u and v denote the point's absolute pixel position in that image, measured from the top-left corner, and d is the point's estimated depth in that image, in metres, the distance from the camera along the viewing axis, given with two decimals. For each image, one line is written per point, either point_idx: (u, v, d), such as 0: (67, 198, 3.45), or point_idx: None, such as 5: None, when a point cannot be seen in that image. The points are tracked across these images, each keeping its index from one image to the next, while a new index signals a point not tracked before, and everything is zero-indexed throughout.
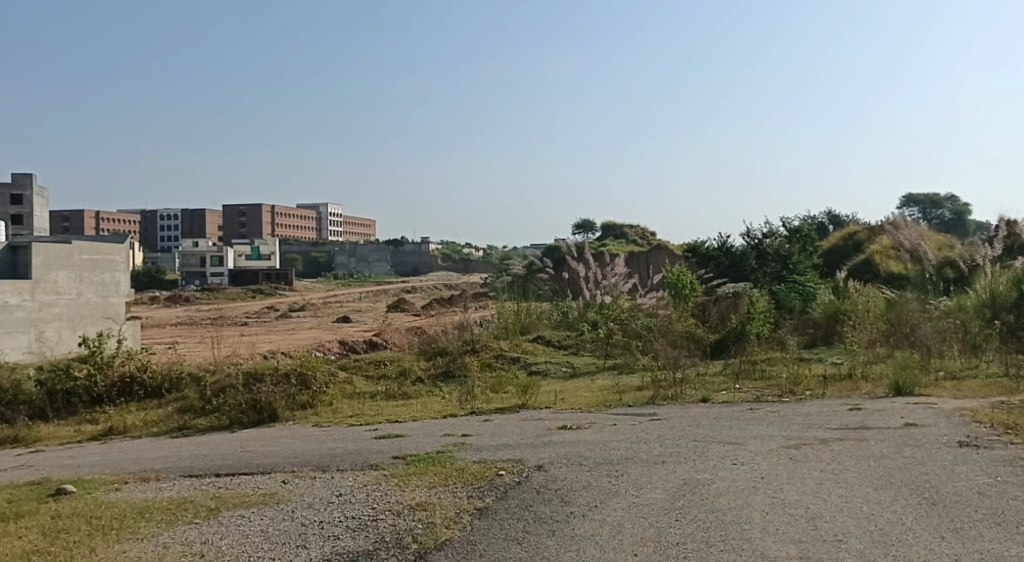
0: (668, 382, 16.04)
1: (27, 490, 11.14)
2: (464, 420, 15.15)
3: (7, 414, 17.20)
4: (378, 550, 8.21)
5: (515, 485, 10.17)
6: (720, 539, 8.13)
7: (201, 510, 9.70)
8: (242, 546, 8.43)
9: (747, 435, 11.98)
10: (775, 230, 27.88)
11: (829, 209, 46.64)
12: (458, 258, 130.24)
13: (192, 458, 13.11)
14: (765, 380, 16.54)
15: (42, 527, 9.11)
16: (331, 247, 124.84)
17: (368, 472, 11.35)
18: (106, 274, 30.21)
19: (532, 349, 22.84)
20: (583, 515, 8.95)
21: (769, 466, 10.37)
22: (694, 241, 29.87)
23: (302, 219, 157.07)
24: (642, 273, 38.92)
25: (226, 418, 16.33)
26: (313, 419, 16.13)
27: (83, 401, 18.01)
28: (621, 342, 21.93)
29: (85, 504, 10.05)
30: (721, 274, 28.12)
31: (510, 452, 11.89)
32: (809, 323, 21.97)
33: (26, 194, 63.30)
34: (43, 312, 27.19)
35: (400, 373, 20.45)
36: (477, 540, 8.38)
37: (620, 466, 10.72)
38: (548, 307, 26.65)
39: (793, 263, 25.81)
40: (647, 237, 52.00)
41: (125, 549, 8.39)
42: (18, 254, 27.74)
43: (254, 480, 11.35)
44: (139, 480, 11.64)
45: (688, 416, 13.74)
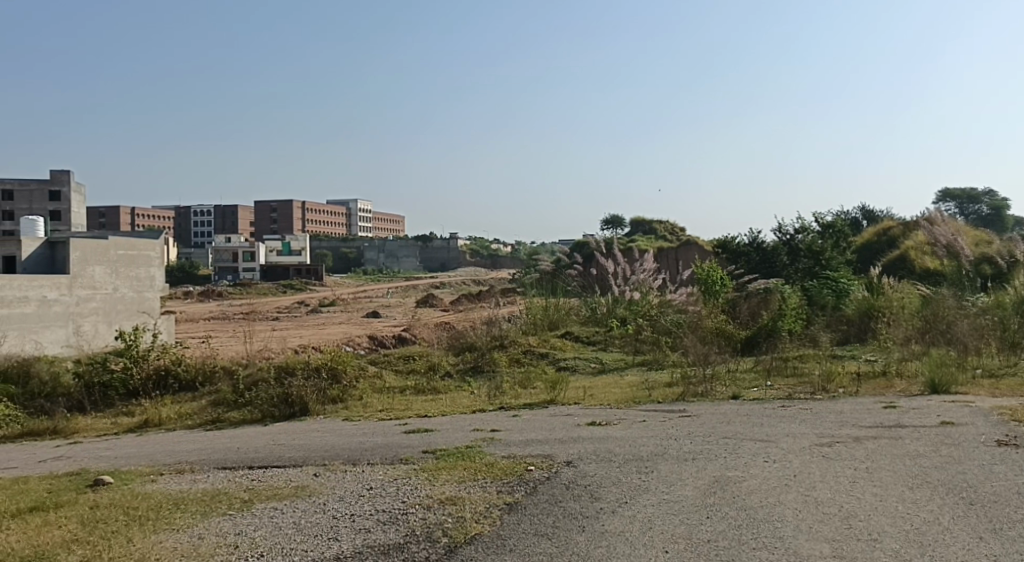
0: (698, 379, 16.01)
1: (67, 480, 11.34)
2: (494, 415, 15.23)
3: (46, 406, 17.70)
4: (409, 544, 8.26)
5: (545, 480, 10.20)
6: (753, 537, 8.11)
7: (234, 502, 9.80)
8: (274, 538, 8.52)
9: (779, 433, 11.90)
10: (808, 225, 27.71)
11: (863, 205, 46.37)
12: (487, 254, 130.44)
13: (225, 451, 13.25)
14: (797, 377, 16.45)
15: (81, 517, 9.25)
16: (361, 243, 125.57)
17: (398, 467, 11.40)
18: (142, 268, 30.56)
19: (560, 345, 22.84)
20: (613, 511, 8.95)
21: (801, 464, 10.31)
22: (724, 236, 29.82)
23: (332, 215, 158.09)
24: (671, 270, 38.87)
25: (259, 411, 16.48)
26: (343, 413, 16.24)
27: (119, 394, 18.20)
28: (651, 338, 21.91)
29: (122, 495, 10.20)
30: (752, 270, 28.02)
31: (539, 448, 11.89)
32: (842, 319, 21.79)
33: (63, 191, 64.15)
34: (80, 306, 27.58)
35: (429, 368, 20.56)
36: (507, 535, 8.42)
37: (649, 463, 10.71)
38: (576, 302, 26.61)
39: (826, 259, 25.51)
40: (677, 232, 51.85)
41: (161, 539, 8.49)
42: (57, 250, 28.26)
43: (286, 473, 11.46)
44: (173, 472, 11.78)
45: (718, 413, 13.70)
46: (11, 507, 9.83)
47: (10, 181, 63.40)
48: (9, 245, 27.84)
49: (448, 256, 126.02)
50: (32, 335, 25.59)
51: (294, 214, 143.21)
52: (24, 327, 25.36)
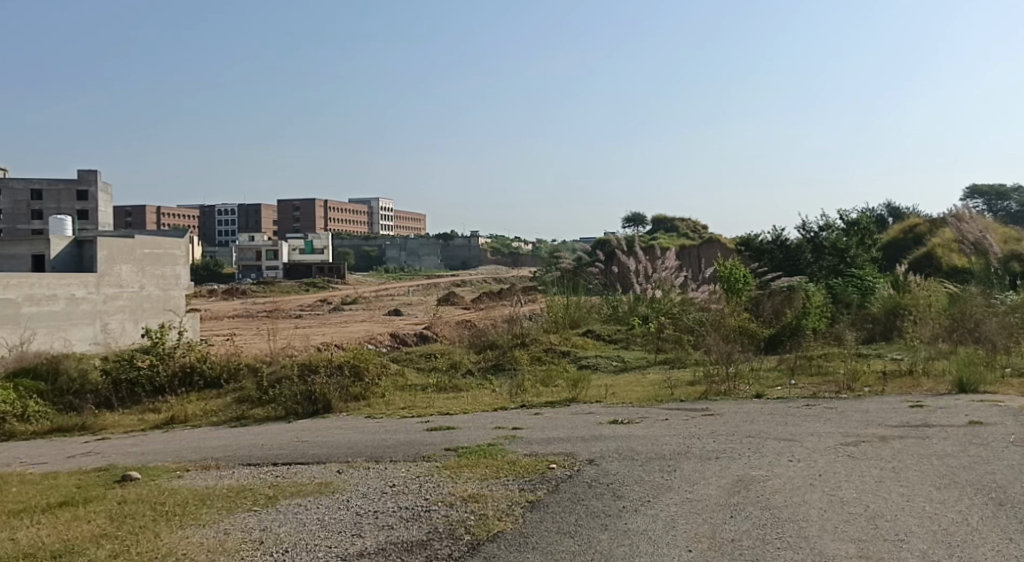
0: (721, 378, 15.97)
1: (96, 475, 11.46)
2: (515, 413, 15.26)
3: (74, 403, 17.81)
4: (432, 541, 8.29)
5: (567, 478, 10.22)
6: (777, 537, 8.08)
7: (259, 498, 9.87)
8: (299, 534, 8.57)
9: (803, 432, 11.84)
10: (832, 222, 27.53)
11: (889, 203, 46.14)
12: (509, 252, 130.52)
13: (249, 448, 13.36)
14: (822, 376, 16.36)
15: (110, 512, 9.35)
16: (383, 242, 126.10)
17: (420, 464, 11.44)
18: (167, 267, 30.80)
19: (581, 343, 22.84)
20: (636, 510, 8.94)
21: (827, 463, 10.26)
22: (748, 234, 29.78)
23: (354, 214, 158.78)
24: (694, 267, 38.79)
25: (282, 409, 16.59)
26: (365, 410, 16.30)
27: (146, 391, 18.35)
28: (673, 336, 21.84)
29: (149, 490, 10.30)
30: (776, 267, 27.92)
31: (560, 446, 11.90)
32: (867, 318, 21.62)
33: (92, 189, 64.58)
34: (108, 304, 27.84)
35: (450, 366, 20.61)
36: (529, 533, 8.43)
37: (672, 462, 10.70)
38: (598, 300, 26.58)
39: (851, 257, 25.38)
40: (700, 230, 51.76)
41: (187, 535, 8.57)
42: (85, 248, 28.56)
43: (309, 470, 11.53)
44: (199, 468, 11.88)
45: (741, 412, 13.66)
46: (40, 501, 9.95)
47: (39, 180, 63.70)
48: (37, 243, 28.14)
49: (469, 254, 126.14)
50: (61, 332, 25.85)
51: (316, 212, 143.82)
52: (53, 325, 25.63)
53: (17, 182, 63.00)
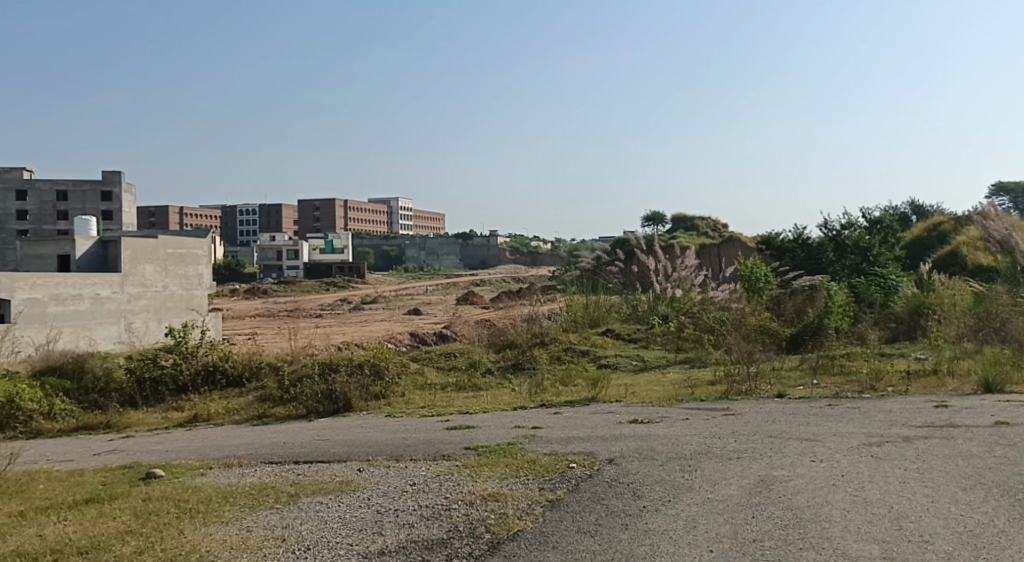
0: (742, 377, 15.91)
1: (120, 473, 11.56)
2: (535, 412, 15.25)
3: (99, 402, 17.95)
4: (453, 539, 8.31)
5: (587, 477, 10.22)
6: (800, 537, 8.06)
7: (281, 495, 9.92)
8: (320, 531, 8.62)
9: (826, 433, 11.78)
10: (854, 221, 27.36)
11: (912, 201, 45.87)
12: (528, 251, 130.54)
13: (271, 446, 13.43)
14: (845, 376, 16.28)
15: (134, 509, 9.42)
16: (402, 242, 126.39)
17: (440, 463, 11.47)
18: (190, 267, 31.01)
19: (601, 342, 22.81)
20: (656, 510, 8.93)
21: (849, 463, 10.21)
22: (769, 233, 29.66)
23: (374, 214, 159.25)
24: (714, 266, 38.66)
25: (303, 407, 16.67)
26: (385, 409, 16.35)
27: (169, 389, 18.49)
28: (693, 335, 21.76)
29: (173, 488, 10.37)
30: (797, 266, 27.79)
31: (580, 446, 11.88)
32: (891, 318, 21.45)
33: (115, 192, 65.18)
34: (131, 303, 28.06)
35: (470, 365, 20.63)
36: (549, 532, 8.44)
37: (693, 461, 10.67)
38: (617, 299, 26.52)
39: (874, 256, 25.23)
40: (720, 229, 51.60)
41: (211, 532, 8.62)
42: (109, 248, 28.79)
43: (331, 468, 11.58)
44: (223, 465, 11.96)
45: (763, 412, 13.60)
46: (66, 498, 10.03)
47: (64, 182, 64.11)
48: (63, 243, 28.47)
49: (488, 254, 126.13)
50: (86, 331, 26.06)
51: (335, 212, 144.35)
52: (78, 324, 25.83)
53: (43, 184, 63.01)
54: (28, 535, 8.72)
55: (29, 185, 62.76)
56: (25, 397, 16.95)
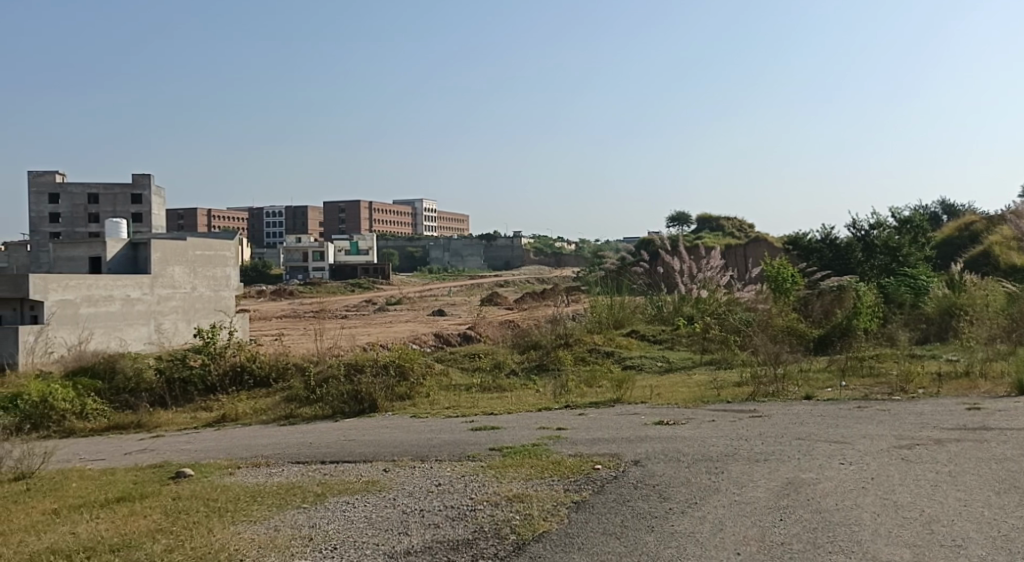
0: (769, 378, 15.80)
1: (150, 472, 11.65)
2: (560, 413, 15.22)
3: (130, 402, 18.09)
4: (478, 540, 8.32)
5: (612, 479, 10.19)
6: (829, 541, 8.00)
7: (308, 495, 9.97)
8: (347, 530, 8.65)
9: (855, 435, 11.69)
10: (883, 220, 27.14)
11: (942, 200, 45.44)
12: (551, 252, 130.45)
13: (298, 446, 13.49)
14: (874, 377, 16.15)
15: (165, 507, 9.50)
16: (427, 243, 126.66)
17: (465, 463, 11.49)
18: (218, 268, 31.22)
19: (626, 344, 22.75)
20: (683, 512, 8.90)
21: (880, 466, 10.12)
22: (797, 233, 29.46)
23: (399, 215, 159.77)
24: (740, 266, 38.47)
25: (330, 408, 16.76)
26: (411, 410, 16.41)
27: (198, 390, 18.63)
28: (719, 336, 21.64)
29: (202, 487, 10.44)
30: (825, 267, 27.57)
31: (606, 447, 11.86)
32: (921, 318, 21.23)
33: (144, 194, 64.44)
34: (161, 305, 28.31)
35: (494, 366, 20.65)
36: (575, 534, 8.42)
37: (719, 463, 10.61)
38: (642, 301, 26.37)
39: (904, 256, 25.11)
40: (745, 229, 51.33)
41: (239, 531, 8.68)
42: (139, 250, 29.08)
43: (357, 468, 11.63)
44: (251, 465, 12.06)
45: (791, 414, 13.51)
46: (99, 496, 10.14)
47: (95, 185, 64.04)
48: (95, 245, 28.69)
49: (512, 255, 125.83)
50: (117, 332, 26.33)
51: (360, 213, 144.89)
52: (110, 325, 26.11)
53: (73, 187, 63.74)
54: (62, 533, 8.81)
55: (60, 189, 63.72)
56: (58, 397, 17.15)
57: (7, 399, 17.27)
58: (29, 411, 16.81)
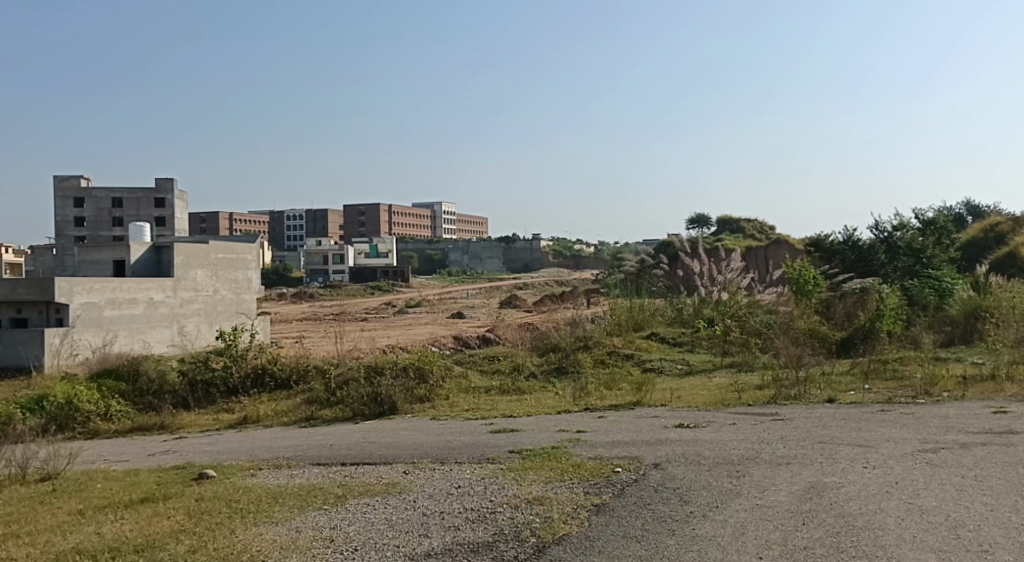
0: (791, 382, 15.70)
1: (174, 473, 11.73)
2: (580, 416, 15.18)
3: (153, 403, 18.20)
4: (498, 542, 8.31)
5: (632, 482, 10.15)
6: (852, 545, 7.94)
7: (329, 497, 9.99)
8: (368, 532, 8.67)
9: (878, 438, 11.60)
10: (907, 221, 26.99)
11: (967, 200, 44.99)
12: (571, 254, 130.19)
13: (319, 448, 13.53)
14: (898, 380, 16.02)
15: (187, 508, 9.55)
16: (446, 245, 126.75)
17: (485, 466, 11.50)
18: (239, 271, 31.38)
19: (645, 346, 22.68)
20: (704, 516, 8.85)
21: (904, 470, 10.03)
22: (819, 235, 29.28)
23: (418, 218, 160.09)
24: (761, 269, 38.30)
25: (350, 410, 16.82)
26: (431, 412, 16.43)
27: (220, 392, 18.73)
28: (740, 339, 21.54)
29: (225, 488, 10.50)
30: (848, 269, 27.34)
31: (626, 450, 11.83)
32: (946, 320, 21.06)
33: (168, 197, 64.13)
34: (184, 308, 28.48)
35: (514, 369, 20.65)
36: (595, 537, 8.39)
37: (741, 467, 10.55)
38: (662, 303, 26.20)
39: (928, 257, 24.93)
40: (767, 231, 51.04)
41: (262, 531, 8.71)
42: (162, 253, 29.32)
43: (377, 470, 11.65)
44: (272, 466, 12.10)
45: (813, 417, 13.42)
46: (124, 497, 10.21)
47: (119, 189, 63.90)
48: (119, 249, 28.89)
49: (532, 257, 125.54)
50: (140, 334, 26.51)
51: (379, 215, 145.24)
52: (133, 328, 26.28)
53: (98, 191, 63.65)
54: (87, 533, 8.87)
55: (85, 193, 63.60)
56: (83, 398, 17.29)
57: (34, 401, 17.43)
58: (55, 412, 17.00)
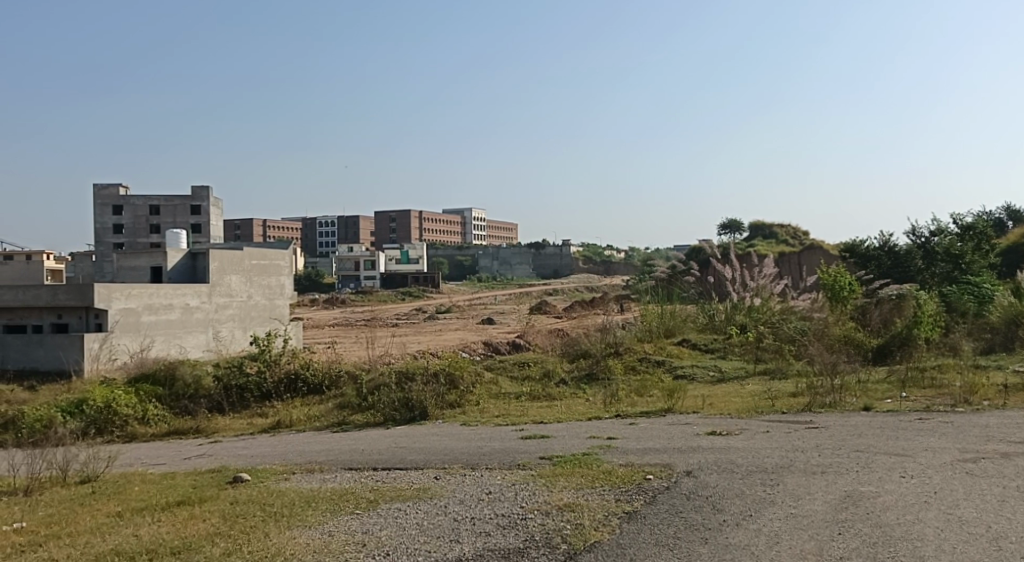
0: (826, 389, 15.55)
1: (209, 477, 11.81)
2: (611, 423, 15.12)
3: (188, 407, 18.35)
4: (529, 549, 8.28)
5: (664, 489, 10.07)
6: (889, 556, 7.83)
7: (361, 501, 10.01)
8: (399, 537, 8.66)
9: (916, 447, 11.45)
10: (944, 227, 26.70)
11: (1006, 206, 44.37)
12: (601, 260, 129.91)
13: (351, 452, 13.58)
14: (936, 389, 15.80)
15: (223, 511, 9.61)
16: (476, 251, 126.91)
17: (516, 472, 11.46)
18: (273, 277, 31.59)
19: (677, 353, 22.57)
20: (737, 524, 8.76)
21: (943, 480, 9.88)
22: (853, 240, 28.98)
23: (448, 225, 160.58)
24: (795, 275, 38.05)
25: (381, 415, 16.86)
26: (461, 417, 16.45)
27: (254, 396, 18.85)
28: (773, 346, 21.40)
29: (259, 492, 10.54)
30: (884, 275, 27.09)
31: (657, 457, 11.76)
32: (986, 327, 20.77)
33: (203, 205, 64.42)
34: (219, 313, 28.71)
35: (544, 375, 20.60)
36: (626, 544, 8.33)
37: (775, 476, 10.44)
38: (693, 310, 25.99)
39: (967, 263, 24.60)
40: (800, 237, 50.61)
41: (295, 535, 8.74)
42: (197, 260, 29.60)
43: (408, 475, 11.65)
44: (305, 471, 12.15)
45: (849, 425, 13.28)
46: (161, 500, 10.29)
47: (156, 197, 64.34)
48: (156, 255, 29.26)
49: (561, 262, 124.84)
50: (177, 339, 26.78)
51: (410, 221, 145.63)
52: (169, 333, 26.53)
53: (137, 198, 64.08)
54: (125, 534, 8.95)
55: (123, 200, 64.05)
56: (121, 402, 17.46)
57: (73, 404, 17.62)
58: (94, 415, 17.19)
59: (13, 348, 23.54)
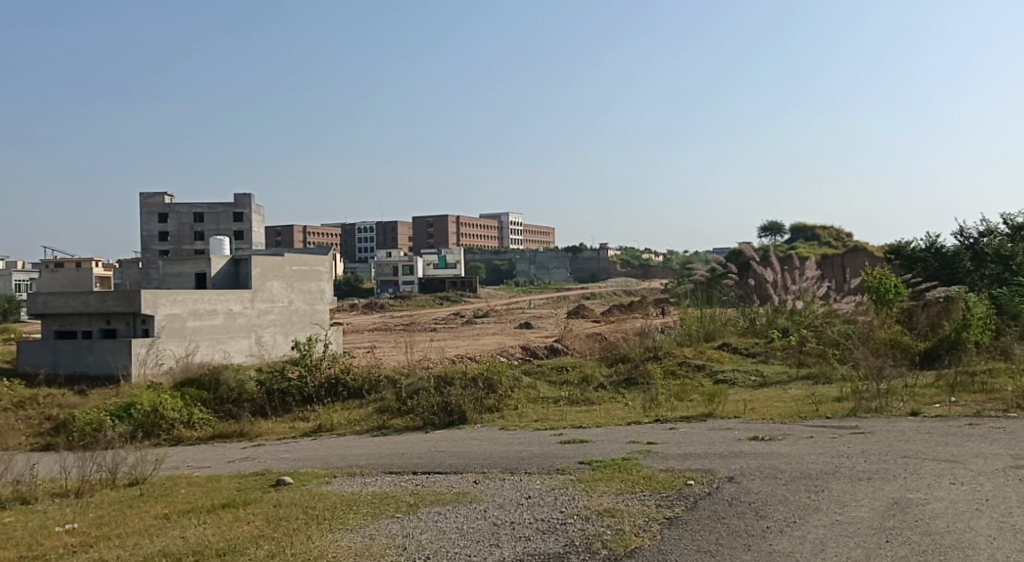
0: (872, 393, 15.28)
1: (253, 479, 11.88)
2: (650, 428, 14.96)
3: (232, 411, 18.48)
4: (569, 554, 8.19)
5: (706, 495, 9.93)
6: None
7: (402, 504, 10.00)
8: (440, 541, 8.62)
9: (966, 453, 11.19)
10: (993, 228, 26.32)
11: None
12: (639, 264, 129.38)
13: (392, 456, 13.58)
14: (986, 393, 15.49)
15: (266, 514, 9.64)
16: (513, 256, 126.97)
17: (555, 477, 11.37)
18: (313, 283, 31.78)
19: (717, 357, 22.35)
20: (781, 531, 8.60)
21: (995, 487, 9.66)
22: (899, 242, 28.67)
23: (486, 229, 160.86)
24: (838, 277, 37.65)
25: (420, 419, 16.83)
26: (500, 422, 16.40)
27: (296, 400, 18.95)
28: (816, 350, 21.17)
29: (301, 495, 10.55)
30: (930, 276, 26.68)
31: (697, 462, 11.60)
32: None
33: (246, 212, 64.97)
34: (261, 318, 28.93)
35: (582, 380, 20.49)
36: (668, 550, 8.22)
37: (819, 482, 10.25)
38: (734, 313, 25.71)
39: (1016, 265, 24.07)
40: (843, 239, 50.08)
41: (337, 538, 8.73)
42: (240, 266, 29.87)
43: (448, 479, 11.61)
44: (347, 474, 12.19)
45: (895, 431, 13.03)
46: (207, 502, 10.36)
47: (200, 205, 65.04)
48: (200, 261, 29.49)
49: (598, 267, 124.61)
50: (221, 344, 27.03)
51: (447, 227, 146.13)
52: (213, 338, 26.78)
53: (182, 206, 64.87)
54: (172, 536, 9.02)
55: (169, 209, 64.83)
56: (168, 406, 17.65)
57: (121, 407, 17.85)
58: (141, 419, 17.39)
59: (63, 353, 23.92)
